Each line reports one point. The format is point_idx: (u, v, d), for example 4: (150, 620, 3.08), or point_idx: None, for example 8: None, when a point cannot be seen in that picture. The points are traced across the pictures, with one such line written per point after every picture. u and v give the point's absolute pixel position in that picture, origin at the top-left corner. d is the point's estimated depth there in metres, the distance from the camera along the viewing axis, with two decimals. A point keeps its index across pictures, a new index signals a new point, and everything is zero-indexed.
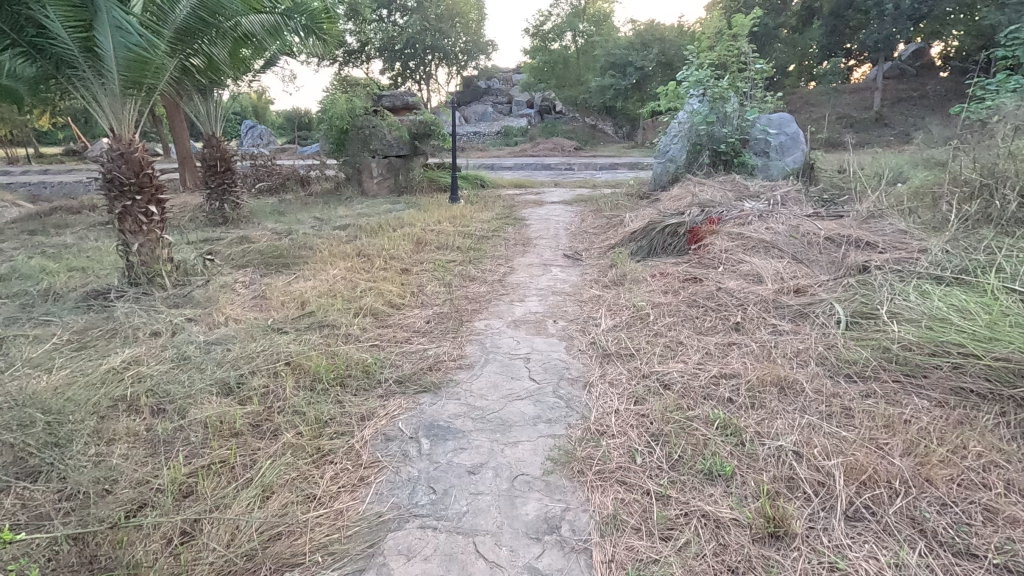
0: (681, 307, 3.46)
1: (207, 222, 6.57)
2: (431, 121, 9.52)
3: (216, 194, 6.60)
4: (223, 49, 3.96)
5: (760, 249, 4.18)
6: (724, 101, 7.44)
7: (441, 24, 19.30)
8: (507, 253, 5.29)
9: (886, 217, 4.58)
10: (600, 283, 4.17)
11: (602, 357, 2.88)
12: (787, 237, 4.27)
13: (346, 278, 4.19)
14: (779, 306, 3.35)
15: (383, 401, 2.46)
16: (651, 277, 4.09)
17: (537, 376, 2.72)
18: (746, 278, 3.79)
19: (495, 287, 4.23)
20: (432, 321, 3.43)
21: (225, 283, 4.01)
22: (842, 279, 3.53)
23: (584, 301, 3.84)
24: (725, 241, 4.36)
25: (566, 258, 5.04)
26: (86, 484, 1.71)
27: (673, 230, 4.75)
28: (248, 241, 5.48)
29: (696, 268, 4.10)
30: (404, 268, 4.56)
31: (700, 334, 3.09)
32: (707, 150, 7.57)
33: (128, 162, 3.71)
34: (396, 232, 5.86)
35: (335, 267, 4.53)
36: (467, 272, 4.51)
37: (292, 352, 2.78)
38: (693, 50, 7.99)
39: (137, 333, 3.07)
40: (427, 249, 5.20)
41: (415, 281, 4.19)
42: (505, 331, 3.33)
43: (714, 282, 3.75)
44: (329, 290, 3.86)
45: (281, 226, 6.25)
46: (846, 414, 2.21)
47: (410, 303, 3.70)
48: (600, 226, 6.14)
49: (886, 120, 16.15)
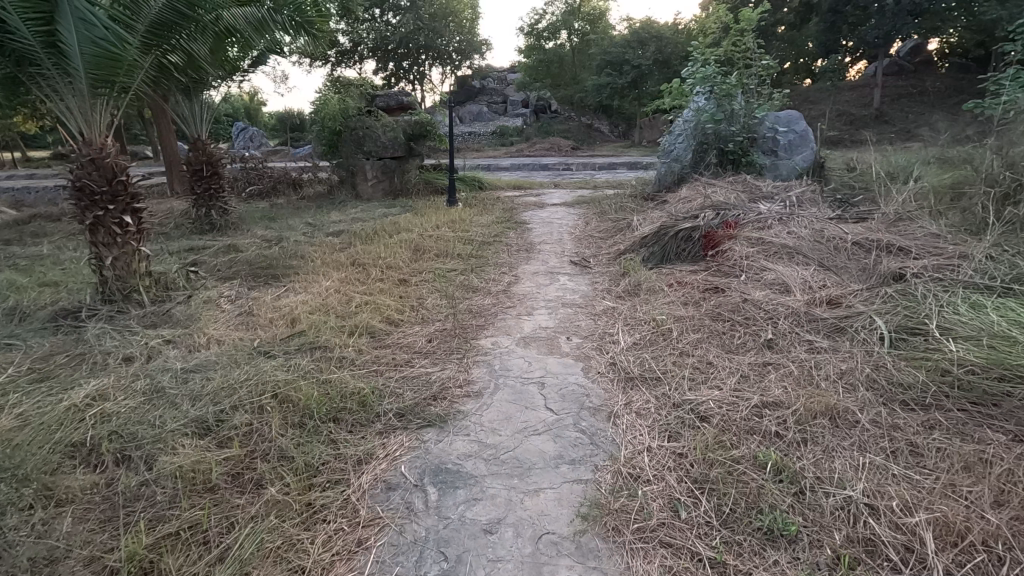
0: (705, 321, 3.18)
1: (193, 229, 6.25)
2: (427, 122, 9.23)
3: (202, 200, 6.28)
4: (205, 46, 3.65)
5: (784, 255, 3.91)
6: (730, 98, 7.19)
7: (435, 22, 18.97)
8: (510, 260, 5.01)
9: (914, 220, 4.31)
10: (613, 293, 3.89)
11: (625, 382, 2.60)
12: (812, 243, 3.99)
13: (340, 291, 3.90)
14: (813, 320, 3.07)
15: (383, 440, 2.17)
16: (668, 286, 3.80)
17: (554, 405, 2.44)
18: (771, 288, 3.51)
19: (500, 298, 3.95)
20: (434, 340, 3.14)
21: (208, 298, 3.71)
22: (877, 289, 3.27)
23: (597, 314, 3.55)
24: (745, 246, 4.08)
25: (573, 265, 4.76)
26: (24, 567, 1.43)
27: (687, 235, 4.48)
28: (236, 250, 5.18)
29: (716, 276, 3.83)
30: (402, 278, 4.27)
31: (730, 353, 2.81)
32: (713, 150, 7.29)
33: (99, 168, 3.38)
34: (392, 238, 5.55)
35: (327, 278, 4.24)
36: (469, 283, 4.22)
37: (279, 381, 2.49)
38: (697, 46, 7.74)
39: (108, 360, 2.77)
40: (425, 257, 4.90)
41: (414, 294, 3.90)
42: (515, 351, 3.03)
43: (738, 292, 3.48)
44: (321, 306, 3.56)
45: (271, 233, 5.95)
46: (913, 452, 1.94)
47: (410, 319, 3.41)
48: (606, 230, 5.86)
49: (886, 117, 15.98)
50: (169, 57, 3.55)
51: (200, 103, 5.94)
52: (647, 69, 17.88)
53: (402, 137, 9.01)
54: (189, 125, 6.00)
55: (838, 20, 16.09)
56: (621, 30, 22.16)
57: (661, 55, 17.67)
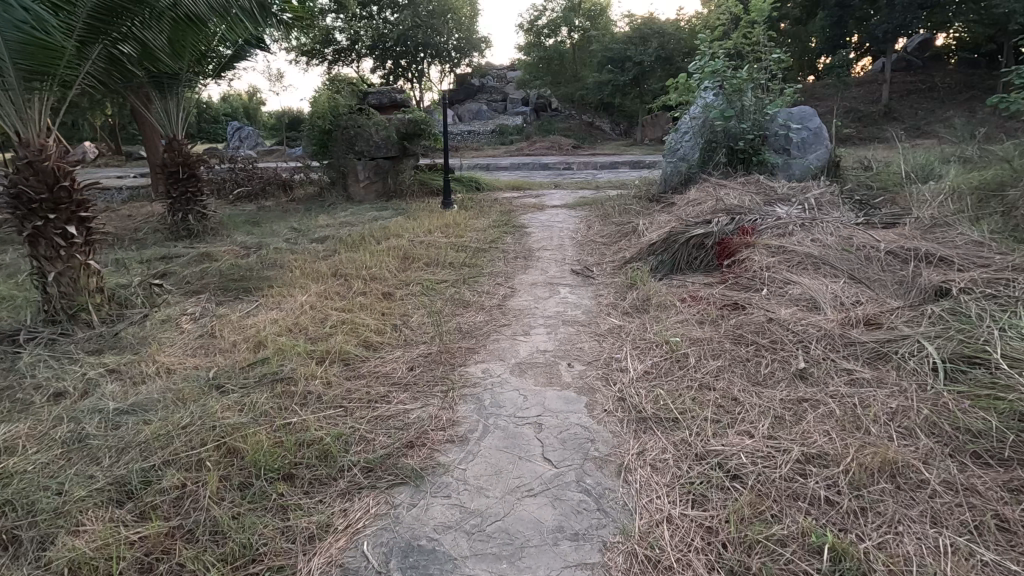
0: (725, 344, 2.79)
1: (169, 235, 5.86)
2: (422, 120, 8.72)
3: (179, 205, 5.90)
4: (161, 35, 3.30)
5: (809, 266, 3.51)
6: (741, 94, 6.79)
7: (433, 19, 18.54)
8: (506, 268, 4.63)
9: (953, 225, 3.87)
10: (619, 309, 3.51)
11: (637, 425, 2.21)
12: (839, 252, 3.59)
13: (315, 308, 3.51)
14: (850, 344, 2.68)
15: (344, 505, 1.79)
16: (680, 302, 3.42)
17: (553, 456, 2.04)
18: (798, 305, 3.12)
19: (494, 315, 3.56)
20: (417, 368, 2.76)
21: (167, 317, 3.32)
22: (920, 307, 2.88)
23: (602, 334, 3.17)
24: (765, 255, 3.69)
25: (574, 274, 4.38)
26: None
27: (699, 241, 4.08)
28: (210, 259, 4.79)
29: (734, 290, 3.44)
30: (386, 292, 3.88)
31: (757, 386, 2.42)
32: (722, 148, 6.88)
33: (38, 172, 3.00)
34: (380, 245, 5.16)
35: (303, 292, 3.85)
36: (460, 296, 3.84)
37: (226, 425, 2.09)
38: (705, 38, 7.33)
39: (34, 397, 2.38)
40: (414, 267, 4.51)
41: (399, 310, 3.51)
42: (508, 382, 2.64)
43: (761, 310, 3.09)
44: (292, 326, 3.18)
45: (251, 240, 5.57)
46: (1003, 529, 1.55)
47: (390, 342, 3.03)
48: (610, 235, 5.47)
49: (895, 114, 15.57)
50: (120, 47, 3.22)
51: (177, 100, 5.57)
52: (649, 66, 17.46)
53: (396, 136, 8.55)
54: (164, 125, 5.62)
55: (845, 14, 15.63)
56: (622, 27, 21.73)
57: (663, 52, 17.22)
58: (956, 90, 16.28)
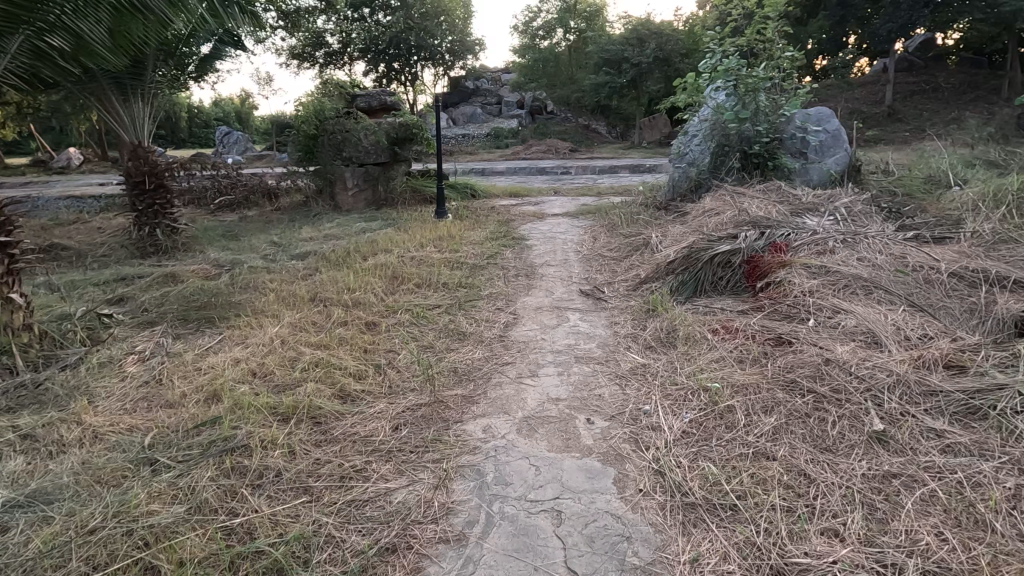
0: (777, 394, 2.31)
1: (134, 252, 5.32)
2: (415, 124, 8.23)
3: (145, 218, 5.35)
4: (100, 25, 2.79)
5: (859, 291, 3.04)
6: (756, 94, 6.31)
7: (426, 22, 18.07)
8: (507, 289, 4.15)
9: (1019, 242, 3.40)
10: (640, 342, 3.02)
11: (685, 515, 1.73)
12: (893, 274, 3.12)
13: (286, 345, 3.02)
14: (931, 394, 2.20)
15: None
16: (712, 334, 2.94)
17: (580, 565, 1.55)
18: (855, 341, 2.64)
19: (495, 349, 3.08)
20: (403, 427, 2.25)
21: (108, 358, 2.82)
22: (1008, 346, 2.41)
23: (623, 377, 2.68)
24: (806, 278, 3.21)
25: (584, 296, 3.91)
26: None
27: (725, 260, 3.62)
28: (175, 281, 4.29)
29: (774, 320, 2.96)
30: (370, 322, 3.38)
31: (828, 456, 1.93)
32: (736, 153, 6.41)
33: None
34: (366, 262, 4.66)
35: (275, 324, 3.35)
36: (456, 325, 3.35)
37: (149, 529, 1.60)
38: (717, 36, 6.85)
39: None
40: (404, 288, 4.02)
41: (384, 346, 3.01)
42: (515, 447, 2.14)
43: (813, 347, 2.61)
44: (256, 371, 2.67)
45: (225, 256, 5.06)
46: None
47: (371, 391, 2.52)
48: (619, 249, 5.00)
49: (899, 115, 15.19)
50: (48, 39, 2.74)
51: (142, 103, 5.19)
52: (647, 67, 17.00)
53: (386, 140, 8.06)
54: (127, 130, 5.16)
55: (848, 13, 15.20)
56: (618, 28, 21.25)
57: (661, 53, 16.78)
58: (960, 91, 15.94)
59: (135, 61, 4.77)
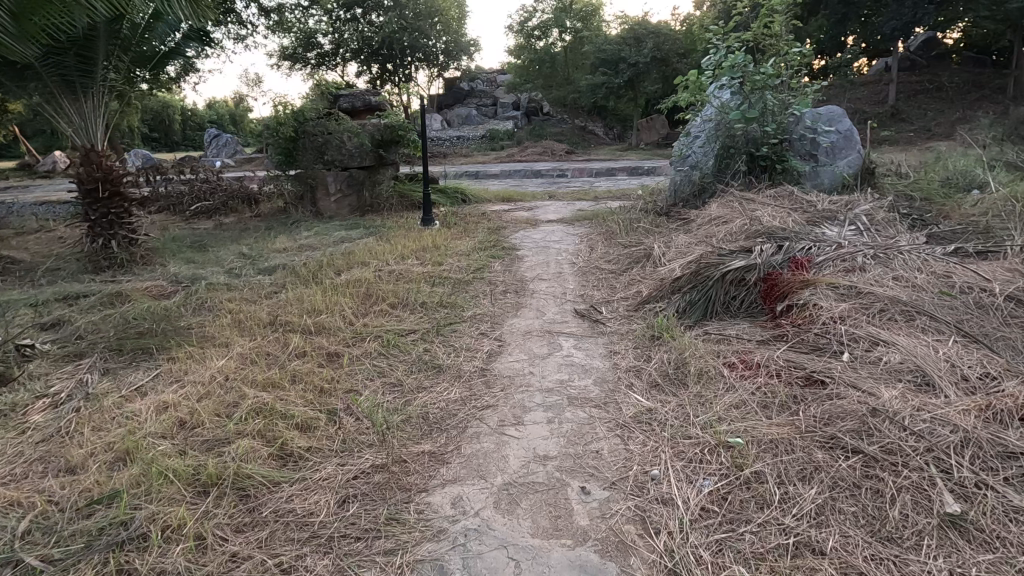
0: (816, 456, 1.86)
1: (87, 265, 4.85)
2: (400, 126, 7.83)
3: (99, 228, 4.89)
4: None
5: (899, 318, 2.60)
6: (764, 92, 5.88)
7: (420, 22, 17.53)
8: (494, 309, 3.70)
9: None
10: (644, 379, 2.57)
11: None
12: (937, 297, 2.68)
13: (228, 384, 2.57)
14: (1011, 458, 1.76)
15: None
16: (728, 370, 2.51)
17: None
18: (903, 382, 2.19)
19: (475, 387, 2.62)
20: (351, 504, 1.80)
21: (12, 406, 2.38)
22: None
23: (626, 426, 2.24)
24: (836, 301, 2.78)
25: (580, 318, 3.47)
26: None
27: (738, 278, 3.19)
28: (122, 301, 3.84)
29: (802, 354, 2.52)
30: (332, 353, 2.93)
31: (893, 551, 1.49)
32: (742, 156, 5.99)
33: None
34: (338, 278, 4.21)
35: (220, 356, 2.89)
36: (431, 357, 2.90)
37: None
38: (721, 30, 6.40)
39: None
40: (376, 309, 3.57)
41: (342, 386, 2.56)
42: (489, 530, 1.70)
43: (852, 390, 2.17)
44: (184, 422, 2.22)
45: (185, 271, 4.60)
46: None
47: (318, 451, 2.07)
48: (618, 261, 4.56)
49: (903, 115, 14.78)
50: None
51: (95, 104, 4.76)
52: (645, 68, 16.54)
53: (370, 143, 7.63)
54: (78, 133, 4.73)
55: (850, 12, 14.79)
56: (615, 28, 20.77)
57: (659, 53, 16.37)
58: (964, 90, 15.59)
59: (83, 56, 4.36)
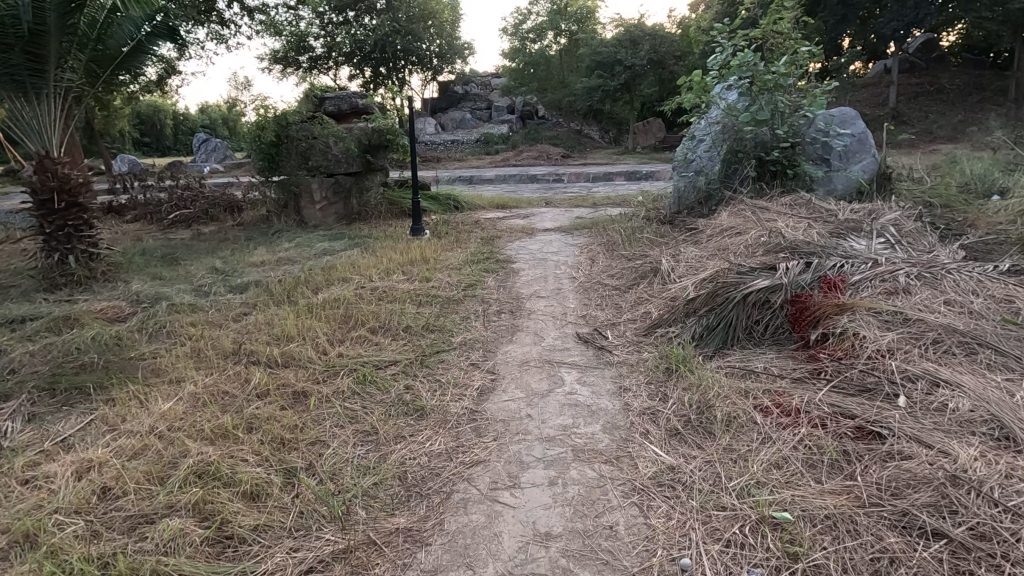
0: (892, 543, 1.48)
1: (41, 282, 4.43)
2: (388, 130, 7.42)
3: (56, 242, 4.47)
4: None
5: (959, 352, 2.23)
6: (774, 93, 5.53)
7: (412, 24, 17.06)
8: (486, 333, 3.31)
9: None
10: (663, 426, 2.18)
11: None
12: (1000, 327, 2.32)
13: (168, 434, 2.16)
14: None
15: None
16: (762, 416, 2.12)
17: None
18: (982, 436, 1.81)
19: (463, 435, 2.22)
20: None
21: None
22: None
23: (645, 490, 1.84)
24: (882, 331, 2.39)
25: (584, 344, 3.08)
26: None
27: (762, 301, 2.80)
28: (70, 326, 3.44)
29: (848, 396, 2.14)
30: (300, 391, 2.53)
31: None
32: (751, 160, 5.60)
33: None
34: (315, 297, 3.82)
35: (168, 395, 2.49)
36: (414, 396, 2.50)
37: None
38: (729, 26, 6.03)
39: None
40: (355, 335, 3.18)
41: (304, 435, 2.16)
42: None
43: (922, 448, 1.78)
44: (103, 492, 1.81)
45: (148, 289, 4.19)
46: None
47: (267, 532, 1.66)
48: (623, 276, 4.17)
49: (904, 117, 14.53)
50: None
51: (51, 106, 4.35)
52: (641, 70, 16.23)
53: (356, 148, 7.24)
54: (30, 137, 4.31)
55: (849, 12, 14.17)
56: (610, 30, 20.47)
57: (656, 55, 16.09)
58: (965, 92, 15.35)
59: (32, 53, 3.97)
